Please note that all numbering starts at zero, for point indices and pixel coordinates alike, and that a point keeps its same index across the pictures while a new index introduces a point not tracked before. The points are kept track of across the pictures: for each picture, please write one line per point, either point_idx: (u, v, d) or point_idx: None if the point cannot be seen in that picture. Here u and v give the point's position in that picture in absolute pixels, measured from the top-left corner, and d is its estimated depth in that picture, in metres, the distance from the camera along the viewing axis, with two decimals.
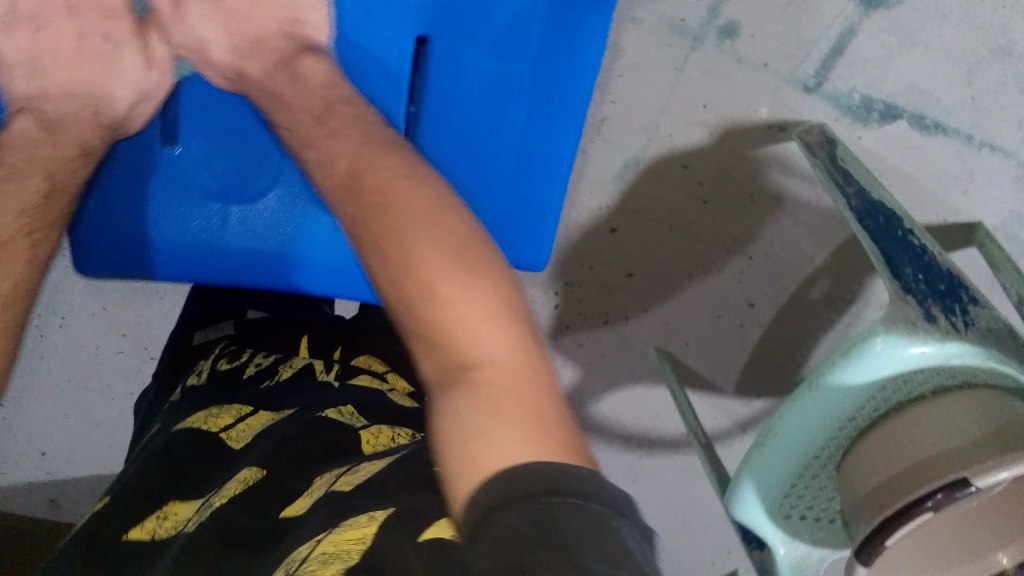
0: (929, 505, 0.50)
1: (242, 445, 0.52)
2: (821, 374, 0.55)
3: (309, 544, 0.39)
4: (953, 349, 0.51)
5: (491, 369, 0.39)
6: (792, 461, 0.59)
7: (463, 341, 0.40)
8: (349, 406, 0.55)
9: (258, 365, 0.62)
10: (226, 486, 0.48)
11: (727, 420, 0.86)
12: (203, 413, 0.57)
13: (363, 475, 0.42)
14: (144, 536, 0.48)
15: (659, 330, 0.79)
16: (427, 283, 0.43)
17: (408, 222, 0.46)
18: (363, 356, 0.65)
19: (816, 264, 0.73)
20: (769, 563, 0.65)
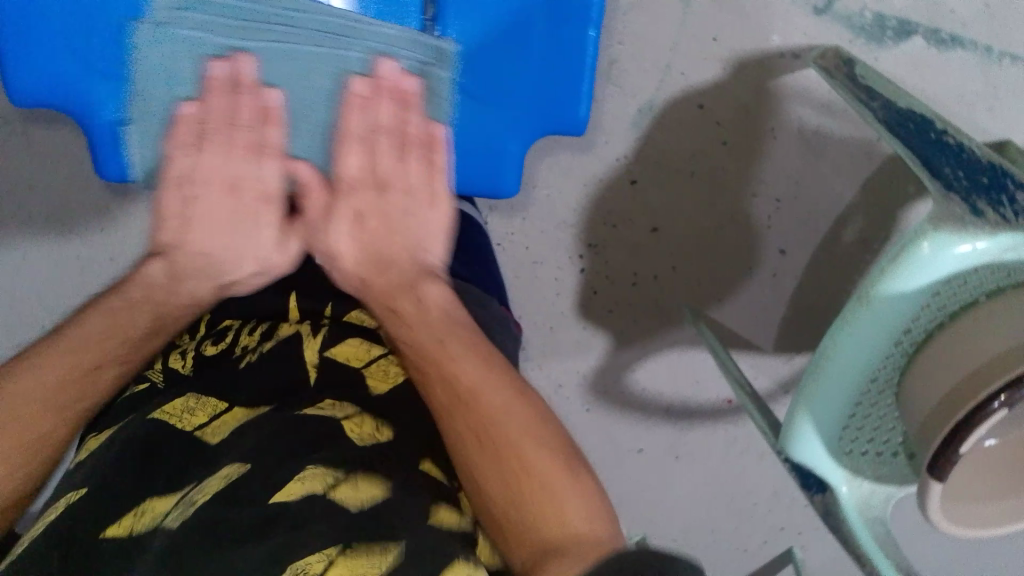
0: (999, 402, 0.47)
1: (216, 440, 0.50)
2: (872, 287, 0.51)
3: (319, 556, 0.38)
4: (1007, 242, 0.49)
5: (585, 536, 0.43)
6: (849, 388, 0.56)
7: (504, 457, 0.47)
8: (330, 397, 0.52)
9: (246, 347, 0.59)
10: (209, 483, 0.45)
11: (769, 382, 0.83)
12: (180, 403, 0.53)
13: (369, 499, 0.43)
14: (120, 533, 0.44)
15: (690, 289, 0.76)
16: (511, 457, 0.47)
17: (484, 404, 0.49)
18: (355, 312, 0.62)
19: (847, 202, 0.71)
20: (833, 509, 0.60)
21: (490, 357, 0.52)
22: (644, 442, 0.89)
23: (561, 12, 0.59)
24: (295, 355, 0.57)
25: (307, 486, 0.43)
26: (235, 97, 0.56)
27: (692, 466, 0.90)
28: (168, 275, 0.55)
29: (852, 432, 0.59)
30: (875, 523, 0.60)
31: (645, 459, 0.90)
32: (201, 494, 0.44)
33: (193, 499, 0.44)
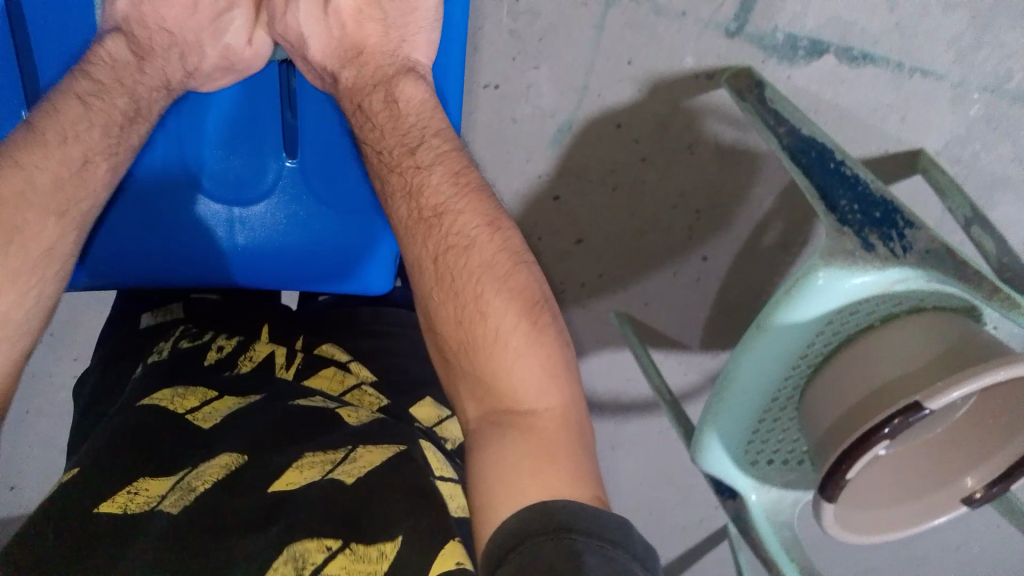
0: (885, 432, 0.49)
1: (210, 425, 0.51)
2: (769, 317, 0.54)
3: (318, 545, 0.40)
4: (893, 275, 0.51)
5: (548, 419, 0.46)
6: (752, 408, 0.59)
7: (516, 383, 0.47)
8: (318, 395, 0.56)
9: (221, 350, 0.60)
10: (207, 469, 0.46)
11: (697, 375, 0.86)
12: (167, 392, 0.54)
13: (363, 470, 0.46)
14: (114, 510, 0.43)
15: (617, 293, 0.79)
16: (500, 326, 0.48)
17: (473, 262, 0.51)
18: (325, 345, 0.63)
19: (765, 208, 0.73)
20: (744, 514, 0.64)
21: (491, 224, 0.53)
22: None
23: None
24: (271, 373, 0.59)
25: (307, 475, 0.46)
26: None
27: (629, 455, 0.94)
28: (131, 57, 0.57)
29: (759, 445, 0.62)
30: (783, 526, 0.64)
31: None
32: (201, 481, 0.45)
33: (191, 485, 0.45)
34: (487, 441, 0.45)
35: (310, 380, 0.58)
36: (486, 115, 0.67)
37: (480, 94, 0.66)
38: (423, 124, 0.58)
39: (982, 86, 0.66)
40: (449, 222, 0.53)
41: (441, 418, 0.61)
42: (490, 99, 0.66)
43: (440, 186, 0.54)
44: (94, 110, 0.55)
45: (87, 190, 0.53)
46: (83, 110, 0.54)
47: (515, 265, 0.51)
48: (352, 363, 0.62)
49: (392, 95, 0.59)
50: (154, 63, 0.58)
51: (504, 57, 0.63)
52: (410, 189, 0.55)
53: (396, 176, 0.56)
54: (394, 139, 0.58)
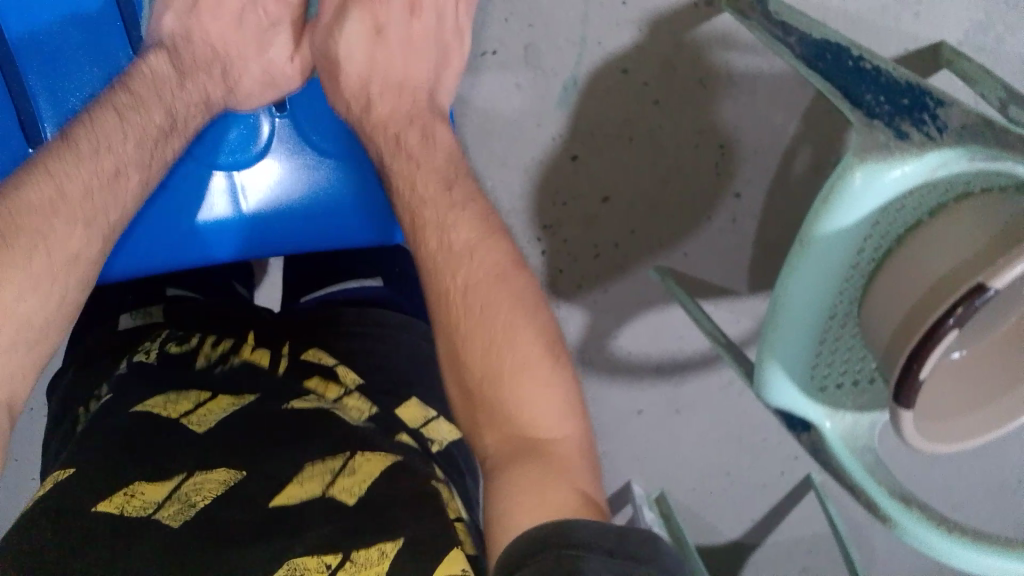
0: (951, 323, 0.46)
1: (204, 430, 0.48)
2: (809, 228, 0.51)
3: (317, 560, 0.39)
4: (934, 160, 0.48)
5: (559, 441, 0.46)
6: (810, 329, 0.56)
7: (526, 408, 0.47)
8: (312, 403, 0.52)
9: (207, 355, 0.57)
10: (205, 484, 0.44)
11: (752, 321, 0.83)
12: (157, 399, 0.51)
13: (363, 488, 0.44)
14: (111, 511, 0.41)
15: (654, 248, 0.77)
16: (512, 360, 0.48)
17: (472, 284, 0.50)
18: (313, 349, 0.58)
19: (790, 132, 0.71)
20: (821, 445, 0.60)
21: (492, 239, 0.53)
22: (644, 405, 0.90)
23: None
24: (261, 376, 0.55)
25: (306, 488, 0.44)
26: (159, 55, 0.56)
27: (695, 416, 0.91)
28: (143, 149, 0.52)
29: (824, 368, 0.59)
30: (865, 450, 0.60)
31: (646, 417, 0.91)
32: (199, 497, 0.44)
33: (190, 499, 0.43)
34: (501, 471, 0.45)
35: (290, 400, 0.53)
36: (488, 81, 0.66)
37: (480, 62, 0.66)
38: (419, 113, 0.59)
39: None
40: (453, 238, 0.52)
41: (429, 418, 0.56)
42: (491, 66, 0.66)
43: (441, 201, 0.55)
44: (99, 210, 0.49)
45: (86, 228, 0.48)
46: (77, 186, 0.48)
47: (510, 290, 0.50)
48: (339, 367, 0.57)
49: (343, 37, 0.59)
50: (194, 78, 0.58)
51: (498, 20, 0.64)
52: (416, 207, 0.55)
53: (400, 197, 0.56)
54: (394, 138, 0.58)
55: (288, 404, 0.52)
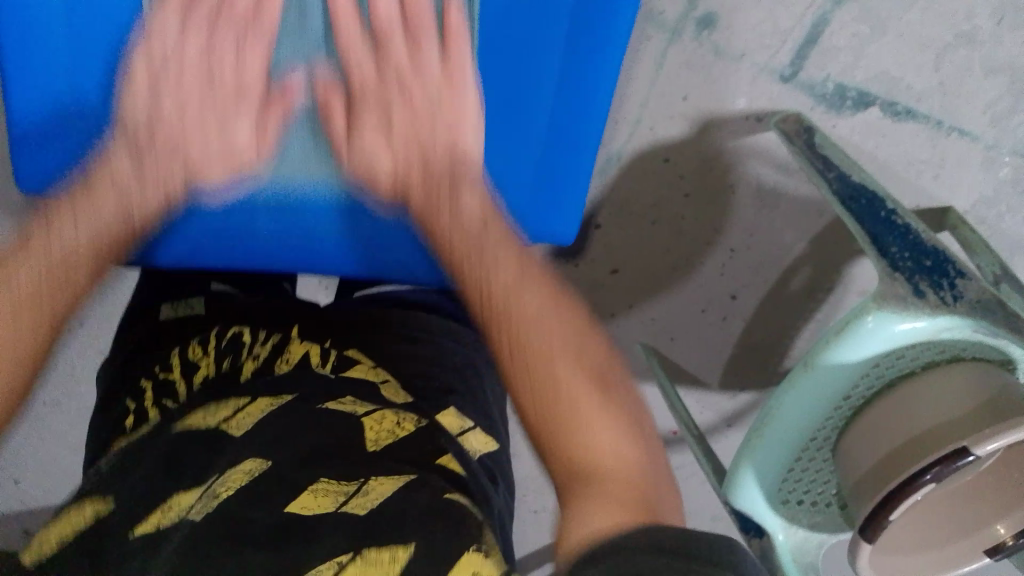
0: (928, 477, 0.50)
1: (242, 432, 0.51)
2: (817, 357, 0.55)
3: (329, 563, 0.41)
4: (942, 322, 0.52)
5: (617, 471, 0.42)
6: (790, 447, 0.59)
7: (562, 387, 0.45)
8: (350, 396, 0.56)
9: (257, 357, 0.61)
10: (231, 478, 0.47)
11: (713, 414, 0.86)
12: (198, 416, 0.53)
13: (377, 500, 0.46)
14: (148, 530, 0.44)
15: (644, 327, 0.80)
16: (571, 387, 0.45)
17: (521, 309, 0.48)
18: (354, 350, 0.63)
19: (796, 252, 0.75)
20: (770, 551, 0.64)
21: (524, 260, 0.51)
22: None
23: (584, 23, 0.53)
24: (309, 370, 0.60)
25: (321, 503, 0.45)
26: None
27: None
28: (136, 173, 0.52)
29: (791, 484, 0.62)
30: (807, 567, 0.64)
31: None
32: (224, 489, 0.46)
33: (215, 492, 0.46)
34: (552, 491, 0.42)
35: (347, 373, 0.59)
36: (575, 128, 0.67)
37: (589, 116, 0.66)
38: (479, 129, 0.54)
39: (1014, 149, 0.70)
40: (494, 271, 0.50)
41: (465, 428, 0.60)
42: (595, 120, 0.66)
43: (496, 223, 0.54)
44: (102, 195, 0.51)
45: (102, 227, 0.51)
46: (134, 165, 0.52)
47: (583, 336, 0.48)
48: (380, 370, 0.62)
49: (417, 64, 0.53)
50: (187, 90, 0.53)
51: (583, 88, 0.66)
52: (460, 223, 0.54)
53: (439, 200, 0.58)
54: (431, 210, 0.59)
55: (324, 404, 0.54)
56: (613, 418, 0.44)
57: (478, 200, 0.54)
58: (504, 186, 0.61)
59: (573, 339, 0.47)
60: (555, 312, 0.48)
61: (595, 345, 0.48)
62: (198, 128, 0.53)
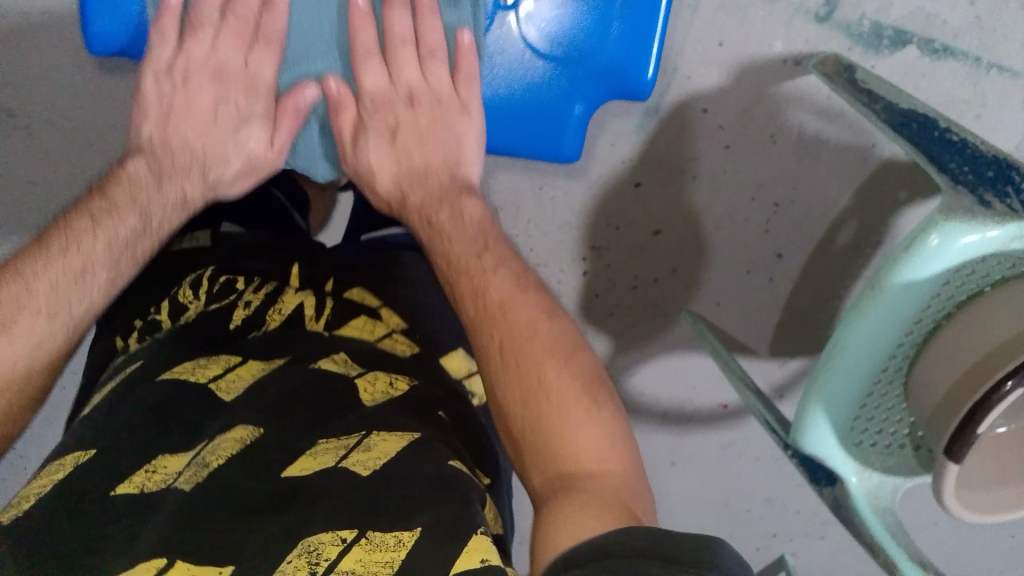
0: (1011, 384, 0.47)
1: (232, 399, 0.49)
2: (885, 276, 0.53)
3: (333, 536, 0.40)
4: (1014, 230, 0.52)
5: (605, 478, 0.45)
6: (860, 377, 0.57)
7: (575, 450, 0.47)
8: (343, 352, 0.55)
9: (248, 306, 0.59)
10: (221, 444, 0.46)
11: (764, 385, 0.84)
12: (185, 366, 0.52)
13: (378, 463, 0.45)
14: (132, 491, 0.43)
15: (688, 292, 0.78)
16: (573, 427, 0.47)
17: (533, 347, 0.51)
18: (356, 288, 0.63)
19: (841, 205, 0.73)
20: (843, 501, 0.60)
21: (552, 317, 0.53)
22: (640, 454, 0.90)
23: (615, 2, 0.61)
24: (301, 326, 0.58)
25: (321, 460, 0.45)
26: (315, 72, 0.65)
27: (684, 471, 0.90)
28: (150, 178, 0.63)
29: (862, 424, 0.60)
30: (885, 513, 0.60)
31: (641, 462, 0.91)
32: (216, 457, 0.45)
33: (205, 461, 0.45)
34: (544, 503, 0.45)
35: (341, 330, 0.58)
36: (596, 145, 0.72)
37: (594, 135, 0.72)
38: (483, 229, 0.61)
39: None
40: (492, 293, 0.55)
41: (471, 371, 0.63)
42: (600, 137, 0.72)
43: (502, 287, 0.55)
44: (102, 226, 0.59)
45: (85, 294, 0.56)
46: (90, 223, 0.58)
47: (574, 352, 0.52)
48: (384, 309, 0.62)
49: (456, 206, 0.62)
50: (172, 180, 0.65)
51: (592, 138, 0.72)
52: (473, 291, 0.56)
53: (460, 275, 0.58)
54: (448, 216, 0.62)
55: (318, 364, 0.53)
56: (615, 447, 0.47)
57: (494, 273, 0.56)
58: (549, 132, 0.66)
59: (580, 378, 0.50)
60: (549, 326, 0.53)
61: (583, 365, 0.51)
62: (219, 141, 0.66)
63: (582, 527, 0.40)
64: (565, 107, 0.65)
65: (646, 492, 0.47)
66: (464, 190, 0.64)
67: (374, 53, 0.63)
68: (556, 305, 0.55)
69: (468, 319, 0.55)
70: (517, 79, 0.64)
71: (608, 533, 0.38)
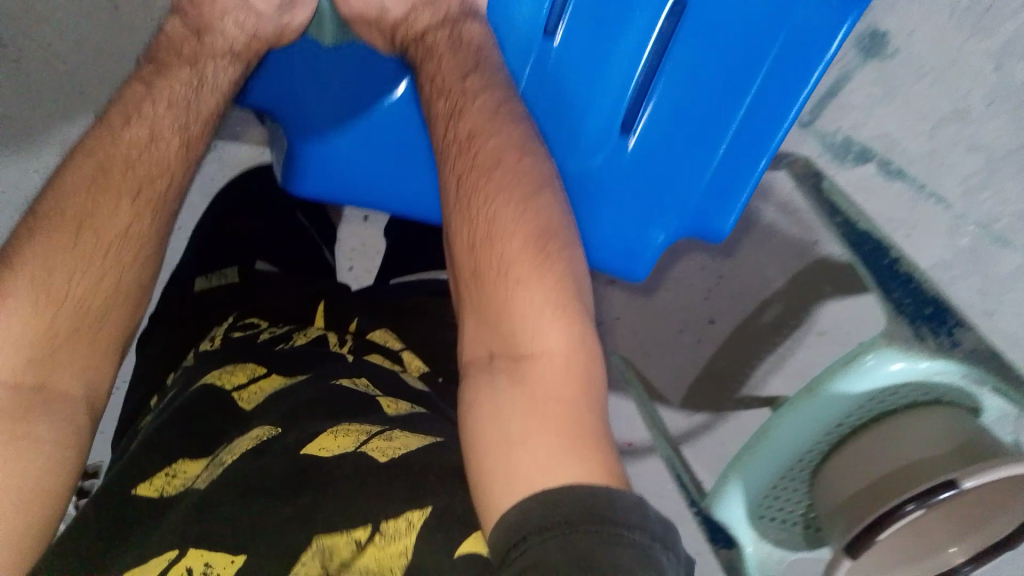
0: (910, 508, 0.53)
1: (251, 408, 0.53)
2: (821, 384, 0.61)
3: (348, 540, 0.41)
4: (933, 367, 0.58)
5: (547, 361, 0.45)
6: (778, 467, 0.64)
7: (519, 320, 0.47)
8: (364, 377, 0.57)
9: (274, 330, 0.63)
10: (239, 443, 0.49)
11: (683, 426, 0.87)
12: (216, 372, 0.57)
13: (396, 452, 0.46)
14: (152, 493, 0.47)
15: (626, 338, 0.85)
16: (528, 306, 0.47)
17: (490, 187, 0.52)
18: (378, 331, 0.65)
19: (775, 286, 0.79)
20: (737, 562, 0.69)
21: (523, 156, 0.54)
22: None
23: (792, 63, 0.56)
24: (324, 349, 0.61)
25: (341, 444, 0.47)
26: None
27: None
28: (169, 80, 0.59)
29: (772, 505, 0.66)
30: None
31: None
32: (229, 454, 0.48)
33: (222, 458, 0.48)
34: (477, 377, 0.47)
35: (363, 357, 0.60)
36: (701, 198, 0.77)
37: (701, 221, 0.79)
38: (482, 49, 0.59)
39: (980, 222, 0.70)
40: (478, 145, 0.54)
41: None
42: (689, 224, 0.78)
43: (480, 110, 0.56)
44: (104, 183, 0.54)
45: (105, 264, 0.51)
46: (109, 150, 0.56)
47: (533, 200, 0.52)
48: (404, 352, 0.63)
49: (457, 33, 0.60)
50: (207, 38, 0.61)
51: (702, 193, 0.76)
52: (452, 110, 0.56)
53: (443, 100, 0.57)
54: (450, 63, 0.58)
55: (334, 379, 0.55)
56: (558, 321, 0.46)
57: (476, 95, 0.56)
58: (626, 254, 0.64)
59: (528, 228, 0.50)
60: (516, 160, 0.53)
61: (540, 209, 0.51)
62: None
63: (514, 459, 0.41)
64: (646, 236, 0.63)
65: (599, 386, 0.46)
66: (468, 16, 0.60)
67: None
68: (527, 138, 0.55)
69: (445, 175, 0.55)
70: (644, 144, 0.61)
71: (534, 495, 0.38)
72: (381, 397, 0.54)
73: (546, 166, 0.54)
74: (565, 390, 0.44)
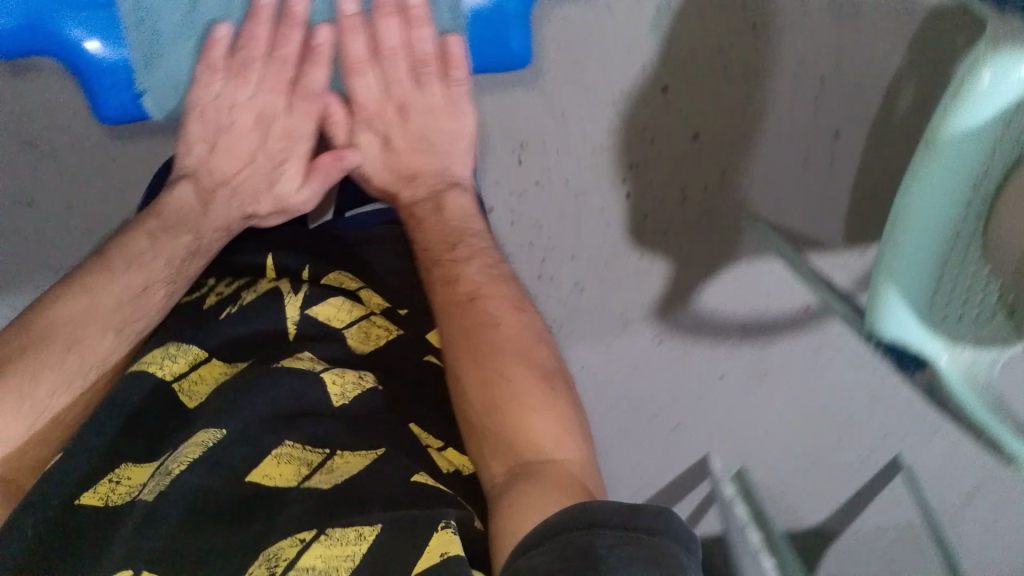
0: None
1: (195, 406, 0.45)
2: (939, 128, 0.47)
3: (293, 540, 0.38)
4: None
5: (563, 465, 0.43)
6: (932, 248, 0.51)
7: (539, 441, 0.44)
8: (306, 351, 0.48)
9: (220, 292, 0.53)
10: (181, 452, 0.41)
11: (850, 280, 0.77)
12: (156, 351, 0.47)
13: (342, 478, 0.41)
14: (96, 503, 0.40)
15: (744, 194, 0.73)
16: (537, 406, 0.45)
17: (502, 329, 0.49)
18: (335, 272, 0.57)
19: (893, 66, 0.68)
20: (936, 382, 0.54)
21: (520, 310, 0.51)
22: (614, 363, 0.81)
23: None
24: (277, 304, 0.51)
25: (284, 475, 0.41)
26: (281, 28, 0.54)
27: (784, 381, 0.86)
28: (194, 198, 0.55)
29: (941, 300, 0.54)
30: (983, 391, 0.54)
31: (729, 387, 0.86)
32: (175, 466, 0.41)
33: (166, 470, 0.41)
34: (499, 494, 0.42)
35: (316, 308, 0.51)
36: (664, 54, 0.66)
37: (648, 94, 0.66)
38: (462, 226, 0.58)
39: None
40: (482, 304, 0.51)
41: None
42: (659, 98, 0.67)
43: (473, 275, 0.53)
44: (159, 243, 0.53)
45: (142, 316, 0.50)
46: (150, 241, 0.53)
47: (536, 340, 0.50)
48: (364, 290, 0.57)
49: (442, 202, 0.59)
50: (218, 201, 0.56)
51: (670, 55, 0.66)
52: (448, 277, 0.54)
53: (433, 268, 0.55)
54: (436, 234, 0.57)
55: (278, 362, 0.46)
56: (573, 441, 0.44)
57: (471, 262, 0.55)
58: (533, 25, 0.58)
59: (534, 366, 0.47)
60: (516, 316, 0.51)
61: (545, 354, 0.49)
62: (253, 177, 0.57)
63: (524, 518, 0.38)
64: None
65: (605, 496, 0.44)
66: (452, 185, 0.61)
67: (364, 54, 0.56)
68: (523, 297, 0.53)
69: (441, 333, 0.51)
70: None
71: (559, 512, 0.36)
72: (334, 378, 0.47)
73: (541, 317, 0.52)
74: (575, 487, 0.41)
